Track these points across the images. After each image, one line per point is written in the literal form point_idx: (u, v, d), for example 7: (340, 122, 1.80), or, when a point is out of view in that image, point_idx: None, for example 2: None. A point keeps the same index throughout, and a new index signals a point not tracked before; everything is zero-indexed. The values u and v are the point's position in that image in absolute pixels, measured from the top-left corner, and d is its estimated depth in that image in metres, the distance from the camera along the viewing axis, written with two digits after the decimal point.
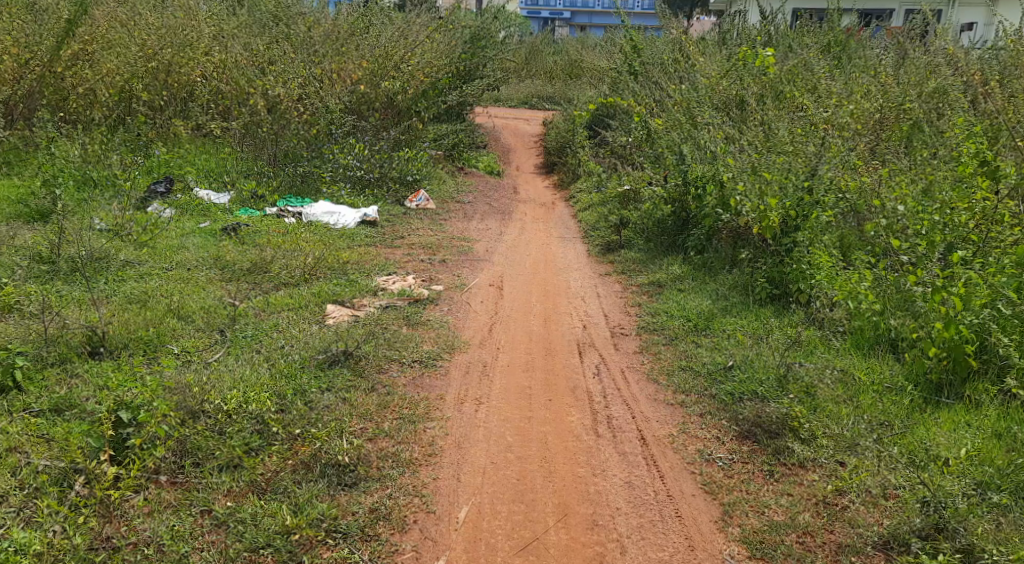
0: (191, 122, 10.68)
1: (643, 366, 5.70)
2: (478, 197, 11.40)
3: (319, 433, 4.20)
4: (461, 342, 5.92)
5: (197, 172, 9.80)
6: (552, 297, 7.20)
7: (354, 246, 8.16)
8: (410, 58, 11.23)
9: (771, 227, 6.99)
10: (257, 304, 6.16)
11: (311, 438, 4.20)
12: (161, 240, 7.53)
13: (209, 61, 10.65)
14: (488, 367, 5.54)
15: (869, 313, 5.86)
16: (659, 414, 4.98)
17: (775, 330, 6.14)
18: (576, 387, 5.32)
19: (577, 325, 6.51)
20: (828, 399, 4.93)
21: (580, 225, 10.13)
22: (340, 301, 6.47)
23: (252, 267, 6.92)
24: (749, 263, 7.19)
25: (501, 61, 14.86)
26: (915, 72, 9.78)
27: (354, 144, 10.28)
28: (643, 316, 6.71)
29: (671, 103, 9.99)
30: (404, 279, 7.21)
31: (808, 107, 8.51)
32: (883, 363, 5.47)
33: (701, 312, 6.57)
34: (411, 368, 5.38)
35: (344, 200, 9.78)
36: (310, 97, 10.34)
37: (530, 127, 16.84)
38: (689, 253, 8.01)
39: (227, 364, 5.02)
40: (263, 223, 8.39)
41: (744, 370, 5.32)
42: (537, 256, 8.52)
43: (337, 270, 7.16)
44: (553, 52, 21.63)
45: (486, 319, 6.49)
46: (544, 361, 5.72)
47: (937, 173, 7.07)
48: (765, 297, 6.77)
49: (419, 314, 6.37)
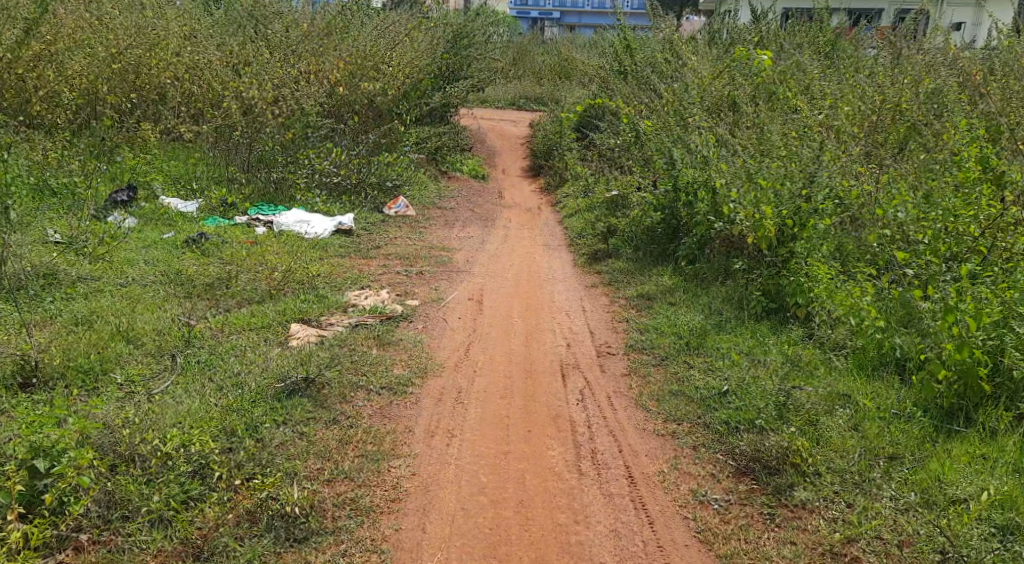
0: (160, 126, 10.09)
1: (632, 391, 5.28)
2: (461, 202, 11.00)
3: (266, 481, 3.80)
4: (435, 365, 5.49)
5: (164, 179, 9.30)
6: (534, 312, 6.77)
7: (326, 257, 7.74)
8: (389, 59, 10.76)
9: (767, 237, 6.56)
10: (214, 324, 5.72)
11: (256, 487, 3.79)
12: (118, 253, 7.07)
13: (180, 62, 10.09)
14: (463, 393, 5.11)
15: (873, 330, 5.46)
16: (648, 447, 4.55)
17: (772, 349, 5.72)
18: (558, 416, 4.89)
19: (561, 344, 6.09)
20: (832, 428, 4.50)
21: (566, 232, 9.71)
22: (307, 319, 6.02)
23: (212, 283, 6.48)
24: (744, 274, 6.79)
25: (487, 59, 14.44)
26: (912, 71, 9.42)
27: (330, 148, 9.86)
28: (632, 333, 6.29)
29: (660, 104, 9.59)
30: (377, 293, 6.78)
31: (803, 109, 8.10)
32: (889, 388, 5.02)
33: (693, 329, 6.16)
34: (379, 395, 4.95)
35: (318, 207, 9.39)
36: (285, 98, 9.71)
37: (516, 129, 16.41)
38: (679, 263, 7.61)
39: (173, 397, 4.58)
40: (232, 234, 7.95)
41: (740, 395, 4.92)
42: (520, 267, 8.11)
43: (306, 284, 6.72)
44: (541, 51, 21.17)
45: (464, 337, 6.06)
46: (524, 386, 5.29)
47: (939, 180, 6.70)
48: (759, 312, 6.37)
49: (392, 332, 5.94)
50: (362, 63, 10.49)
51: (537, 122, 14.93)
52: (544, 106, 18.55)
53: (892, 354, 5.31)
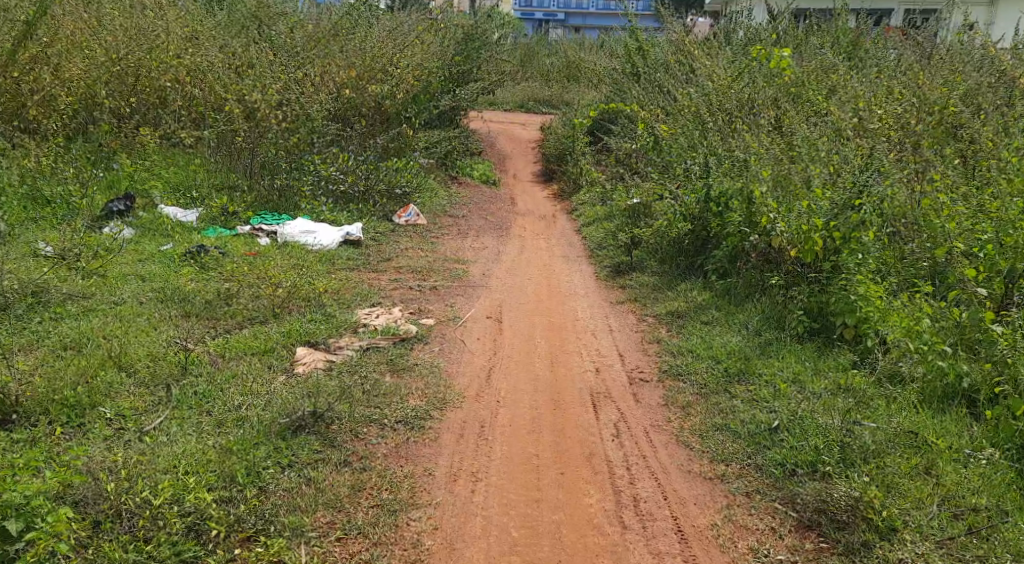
0: (160, 130, 9.57)
1: (671, 424, 4.82)
2: (473, 210, 10.54)
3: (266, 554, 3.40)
4: (454, 395, 5.02)
5: (164, 186, 8.82)
6: (558, 331, 6.31)
7: (333, 272, 7.28)
8: (397, 59, 10.25)
9: (811, 251, 6.11)
10: (214, 349, 5.25)
11: (256, 559, 3.39)
12: (114, 268, 6.59)
13: (180, 64, 9.56)
14: (486, 427, 4.66)
15: (934, 357, 5.04)
16: (696, 494, 4.15)
17: (819, 376, 5.28)
18: (592, 454, 4.44)
19: (589, 368, 5.63)
20: (901, 473, 4.11)
21: (584, 241, 9.24)
22: (314, 343, 5.55)
23: (211, 302, 6.02)
24: (782, 291, 6.34)
25: (495, 61, 14.00)
26: (944, 72, 8.97)
27: (337, 153, 9.40)
28: (666, 356, 5.82)
29: (680, 108, 9.14)
30: (389, 311, 6.32)
31: (835, 112, 7.66)
32: (956, 423, 4.62)
33: (732, 352, 5.68)
34: (394, 431, 4.49)
35: (324, 216, 8.94)
36: (291, 103, 9.28)
37: (526, 133, 15.92)
38: (709, 277, 7.15)
39: (166, 436, 4.10)
40: (234, 247, 7.50)
41: (794, 432, 4.48)
42: (539, 280, 7.65)
43: (312, 302, 6.26)
44: (547, 52, 20.57)
45: (483, 361, 5.60)
46: (553, 418, 4.83)
47: (988, 190, 6.31)
48: (803, 333, 5.89)
49: (405, 357, 5.48)
50: (371, 63, 9.93)
51: (548, 126, 14.47)
52: (553, 109, 18.09)
53: (960, 385, 4.92)
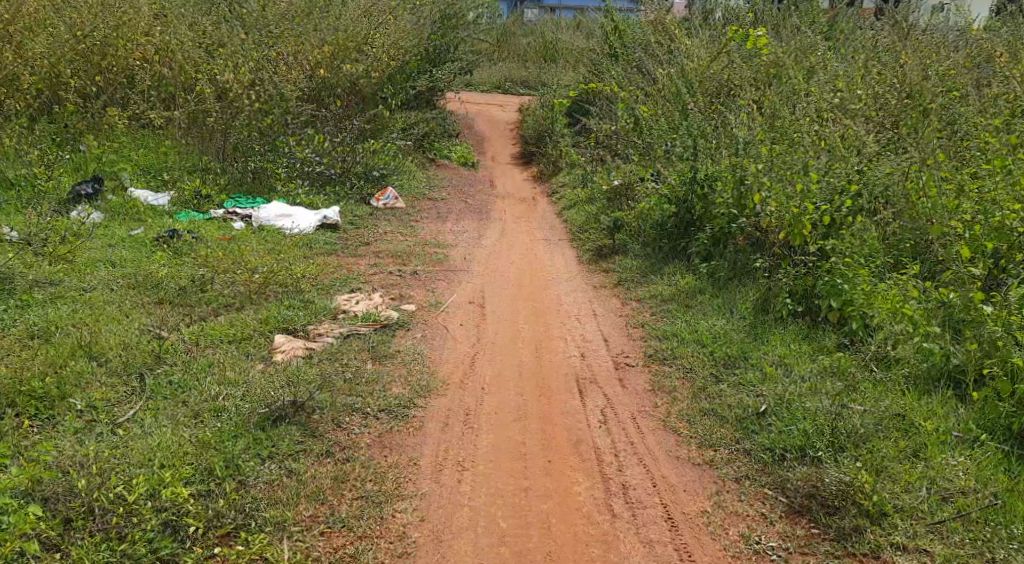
0: (129, 111, 9.33)
1: (659, 410, 4.75)
2: (452, 193, 10.40)
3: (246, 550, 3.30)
4: (438, 383, 4.92)
5: (134, 169, 8.60)
6: (542, 317, 6.21)
7: (311, 256, 7.14)
8: (372, 39, 10.05)
9: (796, 234, 6.05)
10: (189, 337, 5.11)
11: (237, 555, 3.28)
12: (82, 253, 6.40)
13: (150, 42, 9.31)
14: (471, 416, 4.56)
15: (921, 339, 5.00)
16: (686, 481, 4.08)
17: (806, 359, 5.22)
18: (579, 442, 4.36)
19: (574, 354, 5.55)
20: (891, 457, 4.05)
21: (565, 225, 9.14)
22: (292, 330, 5.42)
23: (185, 288, 5.87)
24: (767, 274, 6.27)
25: (472, 41, 13.82)
26: (924, 52, 8.93)
27: (312, 135, 9.21)
28: (651, 341, 5.75)
29: (660, 88, 9.06)
30: (369, 297, 6.20)
31: (817, 92, 7.60)
32: (944, 404, 4.57)
33: (717, 336, 5.62)
34: (377, 421, 4.38)
35: (300, 199, 8.76)
36: (263, 82, 9.10)
37: (503, 114, 15.75)
38: (692, 260, 7.07)
39: (140, 428, 3.97)
40: (208, 232, 7.32)
41: (783, 416, 4.41)
42: (521, 265, 7.54)
43: (290, 287, 6.12)
44: (523, 32, 20.32)
45: (466, 348, 5.50)
46: (538, 405, 4.74)
47: (971, 170, 6.28)
48: (788, 316, 5.83)
49: (387, 344, 5.37)
50: (345, 44, 9.74)
51: (526, 107, 14.31)
52: (530, 90, 17.93)
53: (946, 365, 4.86)
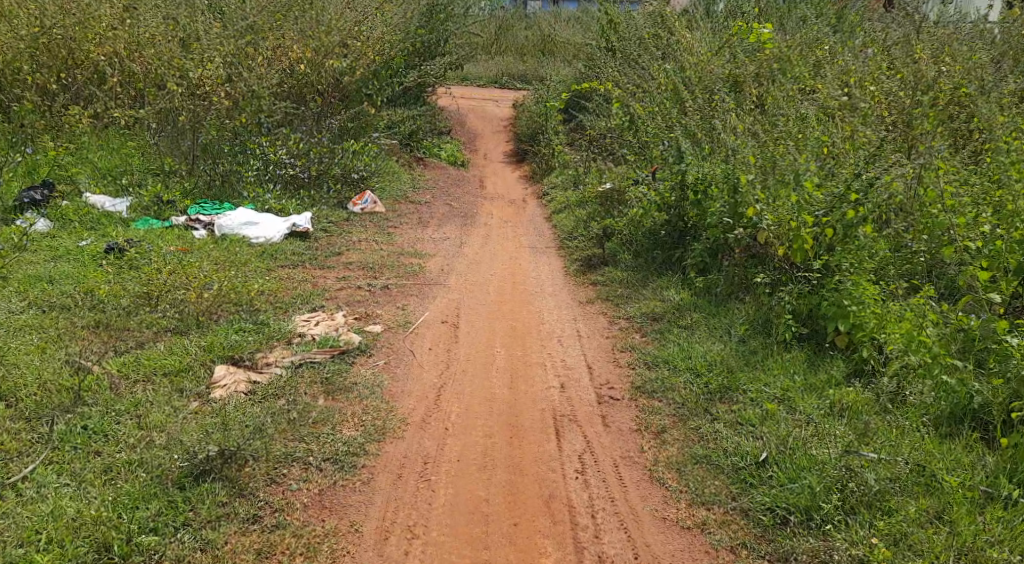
0: (91, 109, 8.72)
1: (646, 454, 4.18)
2: (437, 195, 9.80)
3: None
4: (394, 423, 4.35)
5: (91, 171, 8.03)
6: (520, 339, 5.64)
7: (275, 269, 6.57)
8: (356, 33, 9.40)
9: (803, 249, 5.47)
10: (117, 370, 4.55)
11: None
12: (18, 269, 5.83)
13: (117, 35, 8.62)
14: (430, 465, 4.02)
15: (941, 372, 4.43)
16: (673, 551, 3.56)
17: (811, 393, 4.65)
18: (552, 497, 3.84)
19: (553, 384, 4.97)
20: (911, 521, 3.47)
21: (555, 231, 8.56)
22: (237, 359, 4.84)
23: (127, 310, 5.30)
24: (768, 292, 5.70)
25: (466, 33, 13.19)
26: (940, 49, 8.29)
27: (288, 135, 8.56)
28: (640, 369, 5.17)
29: (658, 85, 8.45)
30: (331, 317, 5.62)
31: (826, 89, 6.99)
32: (972, 451, 3.97)
33: (713, 363, 5.03)
34: (320, 475, 3.85)
35: (270, 205, 8.07)
36: (237, 78, 8.36)
37: (498, 110, 15.14)
38: (688, 273, 6.49)
39: (34, 491, 3.57)
40: (163, 242, 6.76)
41: (786, 467, 3.83)
42: (503, 277, 6.97)
43: (245, 307, 5.53)
44: (524, 25, 19.56)
45: (432, 378, 4.94)
46: (508, 449, 4.19)
47: (992, 176, 5.70)
48: (792, 340, 5.25)
49: (343, 375, 4.80)
50: (328, 38, 9.02)
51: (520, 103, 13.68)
52: (527, 85, 17.27)
53: (969, 404, 4.26)
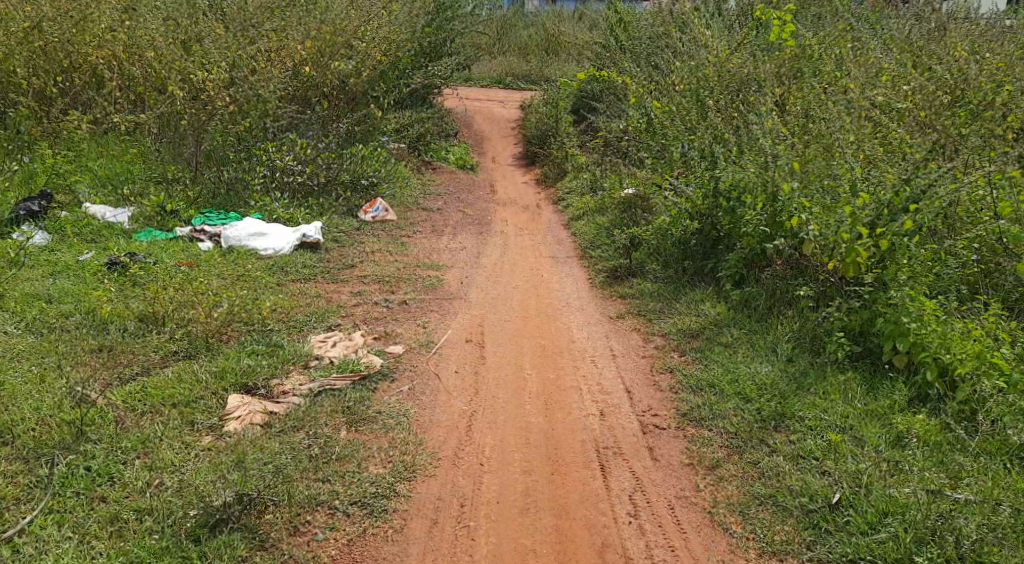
0: (89, 114, 8.31)
1: (702, 494, 3.87)
2: (449, 201, 9.42)
3: None
4: (425, 459, 3.99)
5: (90, 180, 7.65)
6: (552, 359, 5.28)
7: (285, 284, 6.19)
8: (360, 33, 8.98)
9: (856, 263, 5.07)
10: (120, 401, 4.16)
11: None
12: (16, 288, 5.46)
13: (115, 37, 8.24)
14: (468, 509, 3.71)
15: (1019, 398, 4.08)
16: None
17: (873, 420, 4.28)
18: (606, 547, 3.57)
19: (592, 410, 4.62)
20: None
21: (574, 239, 8.17)
22: (251, 388, 4.46)
23: (131, 333, 4.91)
24: (814, 307, 5.32)
25: (472, 31, 12.79)
26: (974, 44, 7.91)
27: (295, 140, 8.11)
28: (682, 392, 4.80)
29: (680, 85, 8.06)
30: (349, 336, 5.24)
31: (862, 88, 6.62)
32: None
33: (763, 385, 4.66)
34: (346, 520, 3.56)
35: (278, 214, 7.60)
36: (241, 81, 7.96)
37: (505, 111, 14.77)
38: (723, 284, 6.10)
39: (34, 547, 3.27)
40: (167, 256, 6.39)
41: (867, 510, 3.56)
42: (526, 290, 6.60)
43: (257, 327, 5.15)
44: (527, 24, 19.17)
45: (462, 405, 4.57)
46: (552, 489, 3.87)
47: None
48: (844, 358, 4.87)
49: (364, 402, 4.43)
50: (333, 38, 8.64)
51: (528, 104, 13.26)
52: (532, 86, 16.89)
53: None
